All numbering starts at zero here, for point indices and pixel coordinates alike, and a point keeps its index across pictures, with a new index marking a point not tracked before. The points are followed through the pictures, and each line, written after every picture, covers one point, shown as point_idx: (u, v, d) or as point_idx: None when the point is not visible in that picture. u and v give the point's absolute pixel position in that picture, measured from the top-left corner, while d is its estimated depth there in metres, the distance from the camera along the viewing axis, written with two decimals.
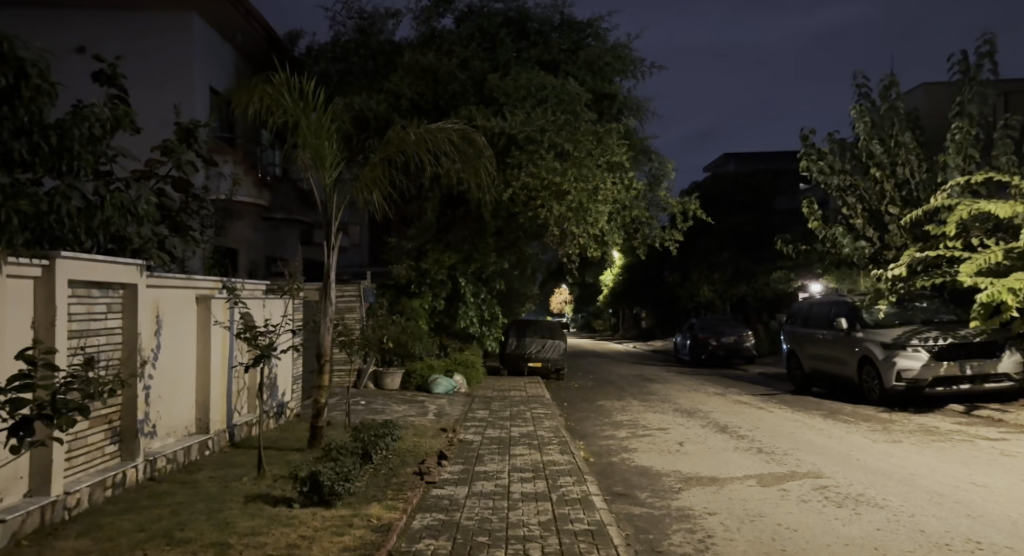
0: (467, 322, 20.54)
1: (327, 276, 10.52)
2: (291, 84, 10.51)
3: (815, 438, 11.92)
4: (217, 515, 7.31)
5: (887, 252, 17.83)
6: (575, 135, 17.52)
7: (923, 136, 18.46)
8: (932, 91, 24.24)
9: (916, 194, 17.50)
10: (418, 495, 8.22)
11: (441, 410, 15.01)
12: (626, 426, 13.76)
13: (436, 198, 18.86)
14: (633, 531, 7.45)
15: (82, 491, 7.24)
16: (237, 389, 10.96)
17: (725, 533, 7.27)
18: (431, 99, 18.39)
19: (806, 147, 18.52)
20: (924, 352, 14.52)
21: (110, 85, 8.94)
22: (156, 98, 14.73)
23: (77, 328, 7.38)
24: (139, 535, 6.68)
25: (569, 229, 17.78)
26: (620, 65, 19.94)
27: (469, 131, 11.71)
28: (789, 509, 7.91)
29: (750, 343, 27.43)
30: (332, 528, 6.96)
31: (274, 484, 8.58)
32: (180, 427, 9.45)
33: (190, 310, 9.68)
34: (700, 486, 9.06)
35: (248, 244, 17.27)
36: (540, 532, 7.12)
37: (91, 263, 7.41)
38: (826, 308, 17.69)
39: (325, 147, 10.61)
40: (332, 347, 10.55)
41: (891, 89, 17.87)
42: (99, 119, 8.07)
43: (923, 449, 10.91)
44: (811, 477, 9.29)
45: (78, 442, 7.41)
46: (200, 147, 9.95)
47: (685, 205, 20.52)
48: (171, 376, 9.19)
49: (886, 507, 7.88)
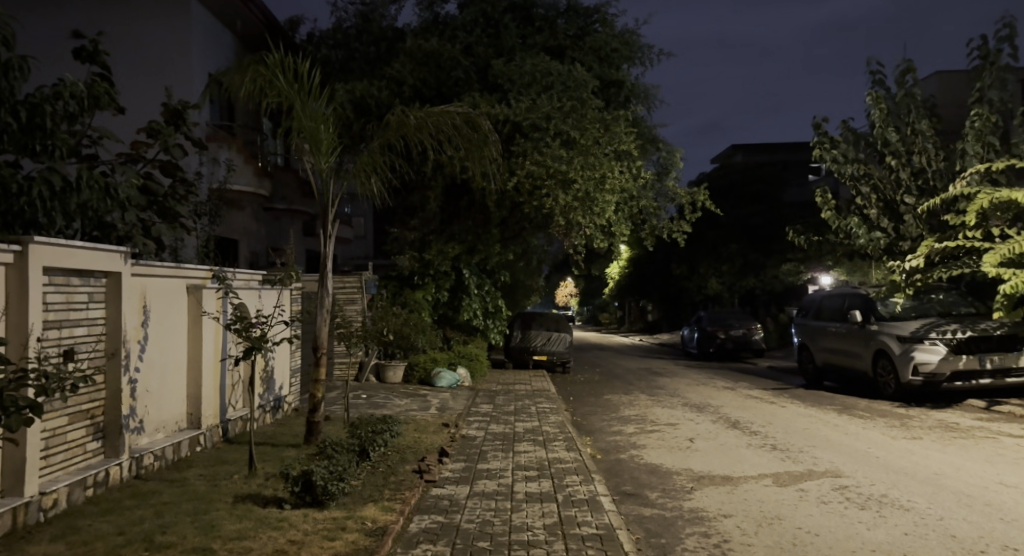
0: (472, 314, 19.88)
1: (322, 265, 10.06)
2: (285, 63, 10.05)
3: (832, 434, 11.46)
4: (203, 517, 6.89)
5: (902, 243, 17.20)
6: (581, 123, 16.98)
7: (940, 124, 17.90)
8: (943, 80, 23.74)
9: (932, 183, 16.98)
10: (417, 495, 7.80)
11: (443, 404, 14.60)
12: (634, 421, 13.33)
13: (439, 186, 18.33)
14: (644, 534, 7.00)
15: (59, 491, 6.84)
16: (231, 383, 10.54)
17: (742, 538, 6.81)
18: (434, 86, 17.97)
19: (819, 135, 17.95)
20: (942, 346, 14.04)
21: (91, 61, 8.52)
22: (151, 82, 14.17)
23: (54, 319, 7.00)
24: (117, 539, 6.26)
25: (575, 219, 17.32)
26: (628, 51, 19.46)
27: (473, 115, 11.16)
28: (809, 512, 7.46)
29: (759, 336, 26.98)
30: (323, 532, 6.53)
31: (266, 483, 8.15)
32: (170, 422, 9.04)
33: (180, 301, 9.26)
34: (714, 486, 8.61)
35: (247, 234, 16.83)
36: (545, 537, 6.67)
37: (67, 249, 7.03)
38: (839, 300, 17.22)
39: (321, 132, 10.19)
40: (329, 339, 10.05)
41: (908, 75, 17.31)
42: (75, 96, 7.63)
43: (944, 447, 10.45)
44: (830, 477, 8.83)
45: (55, 438, 7.01)
46: (190, 129, 9.55)
47: (694, 196, 20.01)
48: (160, 367, 8.79)
49: (912, 510, 7.44)
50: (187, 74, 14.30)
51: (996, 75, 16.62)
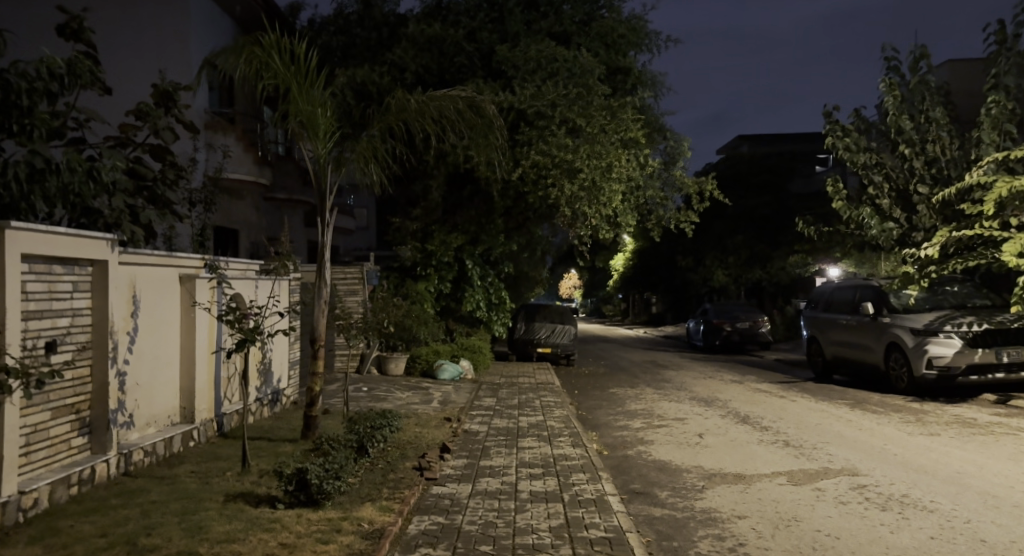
0: (475, 306, 19.77)
1: (320, 255, 9.69)
2: (281, 44, 9.64)
3: (845, 430, 11.11)
4: (190, 517, 6.57)
5: (915, 233, 16.75)
6: (588, 110, 16.60)
7: (955, 111, 17.41)
8: (957, 69, 23.27)
9: (947, 172, 16.44)
10: (417, 494, 7.46)
11: (446, 397, 14.25)
12: (641, 416, 12.98)
13: (442, 175, 17.85)
14: (655, 537, 6.66)
15: (40, 490, 6.52)
16: (227, 375, 10.20)
17: (758, 541, 6.47)
18: (437, 72, 17.64)
19: (830, 123, 17.54)
20: (957, 339, 13.65)
21: (75, 39, 8.16)
22: (146, 66, 13.77)
23: (35, 309, 6.69)
24: (97, 542, 5.92)
25: (581, 209, 16.94)
26: (635, 37, 19.07)
27: (478, 99, 10.73)
28: (827, 513, 7.10)
29: (766, 328, 26.63)
30: (317, 534, 6.19)
31: (259, 481, 7.81)
32: (162, 416, 8.72)
33: (172, 289, 8.91)
34: (726, 485, 8.26)
35: (248, 224, 16.46)
36: (551, 540, 6.32)
37: (49, 235, 6.71)
38: (849, 291, 16.84)
39: (319, 115, 9.85)
40: (327, 330, 9.68)
41: (923, 61, 16.83)
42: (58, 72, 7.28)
43: (964, 443, 10.08)
44: (847, 475, 8.46)
45: (37, 434, 6.69)
46: (182, 112, 9.20)
47: (702, 185, 19.47)
48: (151, 360, 8.46)
49: (936, 511, 7.09)
50: (182, 56, 13.86)
51: (1013, 61, 16.14)
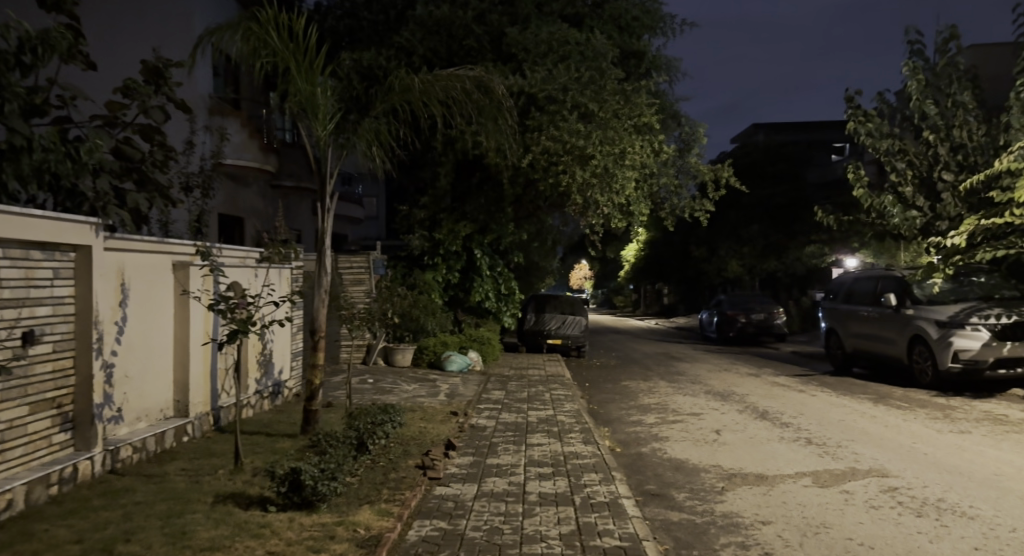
0: (483, 296, 19.29)
1: (320, 241, 9.21)
2: (280, 19, 9.14)
3: (871, 427, 10.58)
4: (174, 521, 6.12)
5: (938, 222, 16.07)
6: (600, 94, 16.05)
7: (983, 96, 16.75)
8: (983, 53, 22.64)
9: (972, 159, 15.83)
10: (418, 495, 7.01)
11: (453, 390, 13.77)
12: (654, 410, 12.50)
13: (450, 162, 17.34)
14: (674, 545, 6.19)
15: (15, 491, 6.09)
16: (224, 367, 9.77)
17: (785, 550, 5.99)
18: (445, 56, 17.09)
19: (852, 107, 16.94)
20: (985, 332, 13.11)
21: (57, 10, 7.70)
22: (142, 47, 13.28)
23: (12, 297, 6.29)
24: (72, 548, 5.50)
25: (593, 197, 16.40)
26: (649, 20, 18.68)
27: (487, 79, 10.16)
28: (859, 519, 6.61)
29: (781, 320, 26.02)
30: (307, 541, 5.75)
31: (252, 481, 7.37)
32: (154, 410, 8.29)
33: (165, 279, 8.46)
34: (748, 487, 7.76)
35: (253, 211, 16.01)
36: (561, 549, 5.84)
37: (26, 218, 6.30)
38: (870, 282, 16.26)
39: (318, 98, 9.36)
40: (327, 321, 9.18)
41: (952, 42, 16.20)
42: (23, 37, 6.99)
43: (998, 443, 9.53)
44: (877, 477, 7.97)
45: (14, 430, 6.28)
46: (173, 91, 8.71)
47: (718, 172, 18.85)
48: (142, 352, 8.03)
49: (977, 518, 6.58)
50: (180, 36, 13.37)
51: None
